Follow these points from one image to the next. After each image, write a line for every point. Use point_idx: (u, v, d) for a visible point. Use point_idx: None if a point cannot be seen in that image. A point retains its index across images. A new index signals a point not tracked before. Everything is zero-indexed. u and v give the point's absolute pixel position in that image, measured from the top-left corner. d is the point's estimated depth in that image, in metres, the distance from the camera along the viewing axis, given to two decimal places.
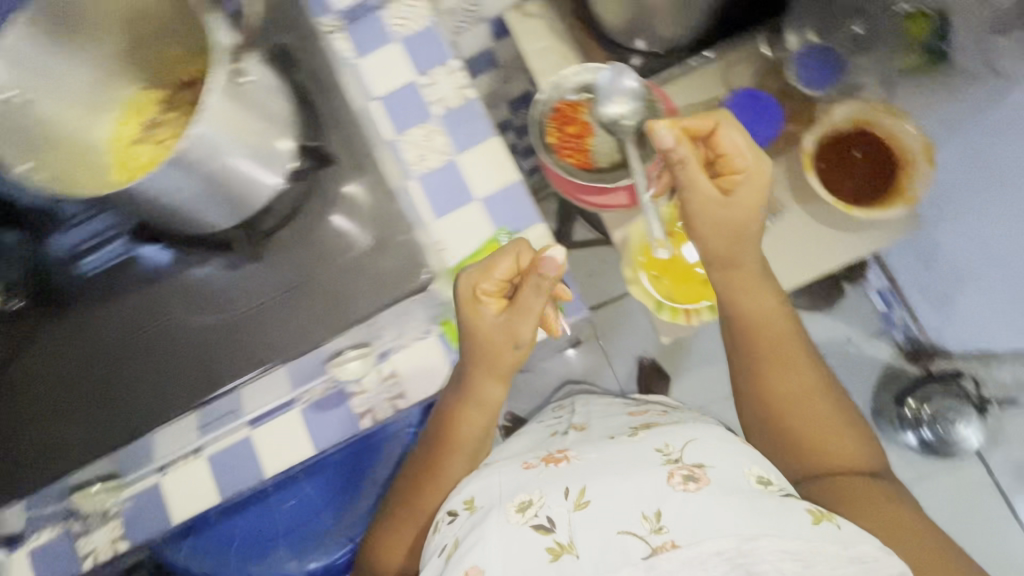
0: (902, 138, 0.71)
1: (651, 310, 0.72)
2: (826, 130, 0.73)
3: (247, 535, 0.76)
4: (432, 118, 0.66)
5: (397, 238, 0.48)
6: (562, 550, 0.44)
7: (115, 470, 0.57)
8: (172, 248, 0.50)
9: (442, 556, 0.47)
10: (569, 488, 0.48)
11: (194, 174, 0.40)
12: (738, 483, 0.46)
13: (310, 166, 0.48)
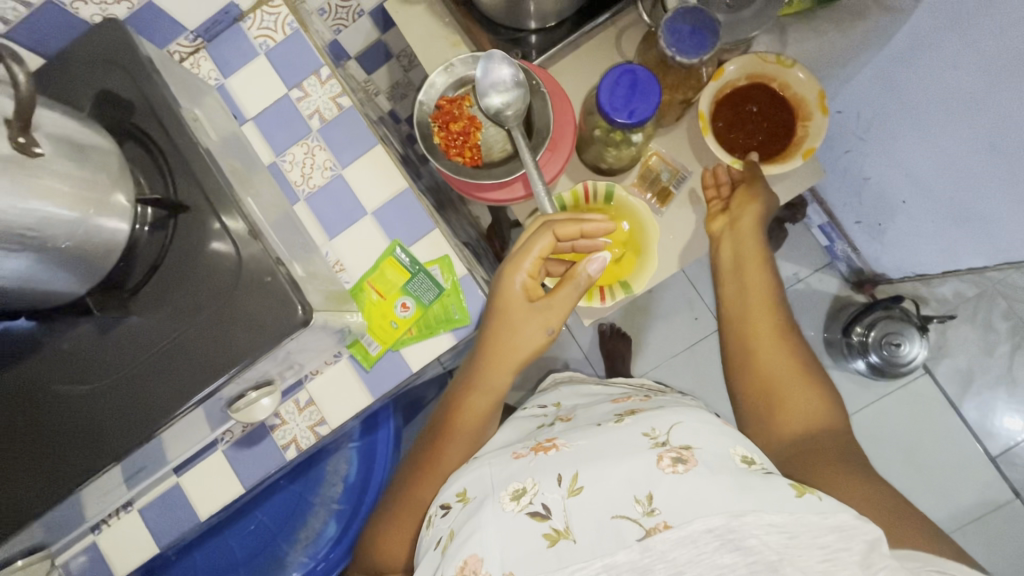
0: (795, 89, 0.69)
1: None
2: (721, 87, 0.70)
3: (209, 569, 0.77)
4: (311, 134, 0.63)
5: (266, 279, 0.46)
6: (558, 536, 0.46)
7: (40, 541, 0.56)
8: (34, 318, 0.47)
9: (438, 548, 0.51)
10: (561, 476, 0.50)
11: (16, 252, 0.37)
12: (727, 463, 0.48)
13: (167, 215, 0.47)
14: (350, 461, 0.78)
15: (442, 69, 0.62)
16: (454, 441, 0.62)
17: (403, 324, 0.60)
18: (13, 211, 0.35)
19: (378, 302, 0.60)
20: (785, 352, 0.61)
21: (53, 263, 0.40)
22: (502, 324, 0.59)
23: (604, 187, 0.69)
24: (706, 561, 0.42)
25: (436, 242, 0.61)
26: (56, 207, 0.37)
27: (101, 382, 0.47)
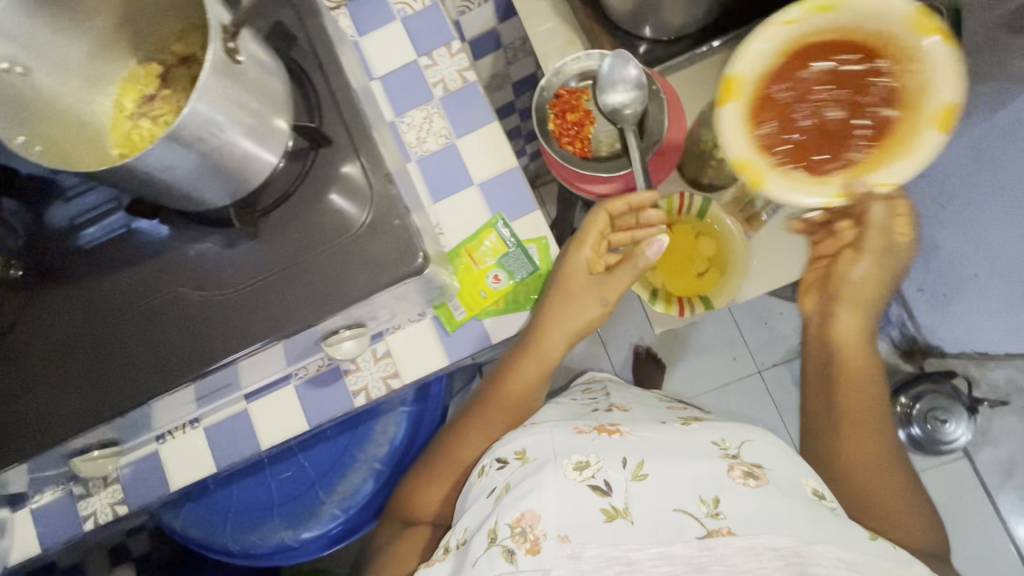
0: (857, 36, 0.48)
1: (645, 300, 0.72)
2: (747, 109, 0.49)
3: (242, 504, 0.78)
4: (433, 101, 0.66)
5: (392, 221, 0.48)
6: (617, 513, 0.49)
7: (115, 437, 0.58)
8: (170, 222, 0.50)
9: (492, 497, 0.54)
10: (627, 460, 0.53)
11: (190, 152, 0.39)
12: (797, 488, 0.51)
13: (310, 147, 0.49)
14: (397, 424, 0.79)
15: (571, 59, 0.64)
16: (496, 411, 0.67)
17: (491, 295, 0.61)
18: (204, 112, 0.37)
19: (471, 269, 0.62)
20: (871, 434, 0.62)
21: (214, 169, 0.42)
22: (559, 300, 0.63)
23: (701, 201, 0.70)
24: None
25: (537, 222, 0.63)
26: (234, 116, 0.40)
27: (217, 292, 0.49)
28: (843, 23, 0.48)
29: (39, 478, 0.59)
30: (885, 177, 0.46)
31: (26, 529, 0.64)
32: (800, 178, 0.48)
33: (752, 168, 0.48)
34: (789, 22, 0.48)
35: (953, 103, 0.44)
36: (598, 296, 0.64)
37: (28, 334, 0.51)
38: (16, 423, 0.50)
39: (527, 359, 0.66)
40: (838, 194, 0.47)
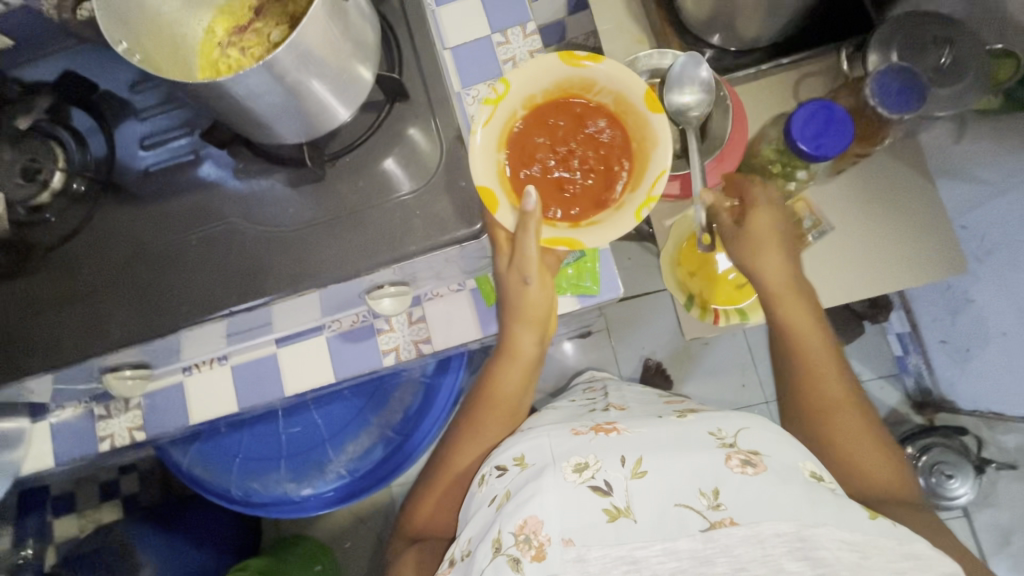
0: (536, 92, 0.57)
1: (680, 304, 0.76)
2: (500, 167, 0.55)
3: (250, 453, 0.78)
4: (501, 77, 0.66)
5: (458, 183, 0.49)
6: (619, 513, 0.48)
7: (149, 362, 0.58)
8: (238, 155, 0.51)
9: (494, 506, 0.53)
10: (626, 457, 0.51)
11: (281, 83, 0.40)
12: (796, 473, 0.49)
13: (387, 100, 0.50)
14: (413, 393, 0.79)
15: (646, 55, 0.68)
16: (495, 414, 0.65)
17: None
18: (303, 44, 0.38)
19: None
20: (848, 417, 0.60)
21: (298, 106, 0.43)
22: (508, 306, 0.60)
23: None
24: (773, 563, 0.43)
25: None
26: (328, 55, 0.40)
27: (274, 230, 0.50)
28: (516, 99, 0.56)
29: (66, 391, 0.59)
30: (657, 168, 0.53)
31: (42, 442, 0.65)
32: (612, 222, 0.54)
33: (567, 239, 0.54)
34: (491, 101, 0.55)
35: (647, 91, 0.55)
36: (520, 275, 0.56)
37: (82, 247, 0.52)
38: (60, 332, 0.51)
39: (511, 364, 0.64)
40: (648, 201, 0.52)
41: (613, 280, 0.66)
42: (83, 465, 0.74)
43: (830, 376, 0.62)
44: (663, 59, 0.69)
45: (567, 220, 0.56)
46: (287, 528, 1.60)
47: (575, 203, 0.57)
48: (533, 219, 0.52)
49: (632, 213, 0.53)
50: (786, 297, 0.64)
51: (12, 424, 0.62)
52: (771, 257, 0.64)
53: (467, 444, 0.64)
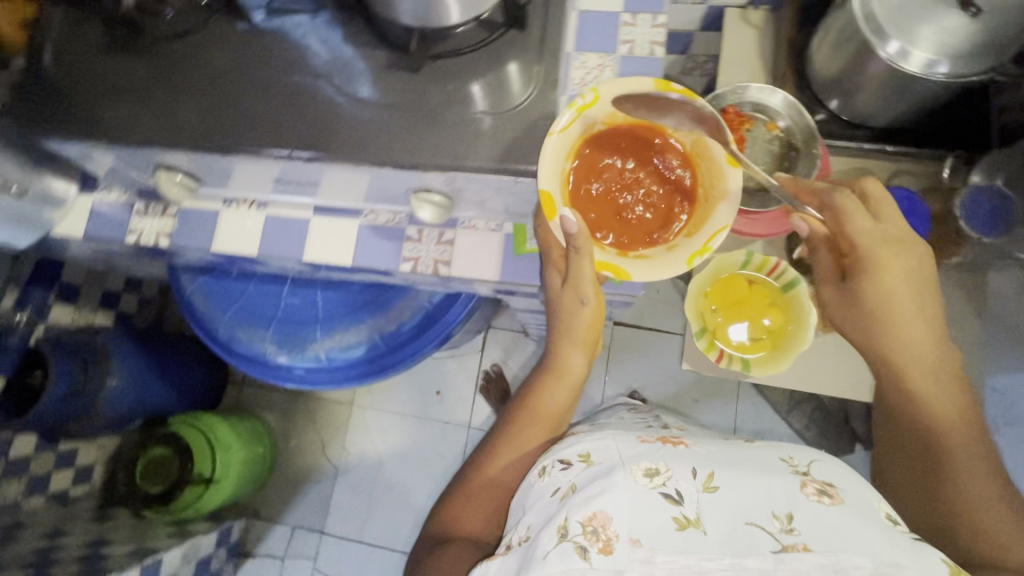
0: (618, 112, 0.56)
1: (692, 330, 0.78)
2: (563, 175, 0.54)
3: (247, 304, 0.81)
4: (614, 53, 0.66)
5: (541, 122, 0.51)
6: (689, 523, 0.53)
7: (197, 176, 0.61)
8: (354, 20, 0.54)
9: (559, 496, 0.59)
10: (696, 472, 0.57)
11: None
12: (871, 509, 0.54)
13: (505, 24, 0.52)
14: (412, 312, 0.80)
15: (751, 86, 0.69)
16: (534, 429, 0.75)
17: None
18: None
19: None
20: (956, 440, 0.62)
21: None
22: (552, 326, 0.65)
23: (793, 274, 0.73)
24: None
25: None
26: None
27: (361, 100, 0.52)
28: (601, 112, 0.55)
29: (120, 174, 0.63)
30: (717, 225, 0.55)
31: (81, 214, 0.69)
32: (662, 261, 0.55)
33: (614, 266, 0.55)
34: (575, 107, 0.52)
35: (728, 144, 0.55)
36: (577, 297, 0.60)
37: (192, 50, 0.55)
38: (138, 116, 0.54)
39: (556, 385, 0.73)
40: (701, 252, 0.55)
41: (637, 283, 0.69)
42: (100, 251, 0.78)
43: (934, 396, 0.63)
44: (771, 97, 0.69)
45: (617, 246, 0.57)
46: (245, 403, 1.65)
47: (629, 231, 0.58)
48: (583, 240, 0.53)
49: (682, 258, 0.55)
50: (908, 362, 0.63)
51: (60, 184, 0.66)
52: (889, 325, 0.63)
53: (497, 460, 0.74)
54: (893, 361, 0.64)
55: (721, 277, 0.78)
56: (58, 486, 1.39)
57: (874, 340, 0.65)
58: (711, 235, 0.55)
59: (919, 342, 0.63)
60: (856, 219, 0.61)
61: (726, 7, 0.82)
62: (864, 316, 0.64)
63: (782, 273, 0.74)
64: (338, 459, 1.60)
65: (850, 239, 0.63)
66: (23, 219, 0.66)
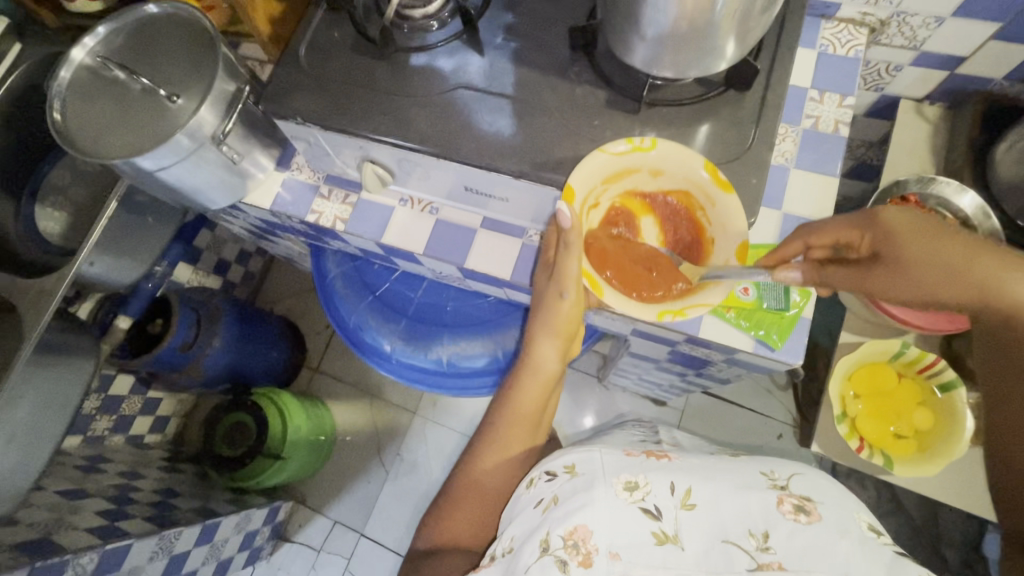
0: (666, 175, 0.56)
1: (834, 414, 0.77)
2: (588, 200, 0.55)
3: (387, 296, 0.87)
4: (797, 125, 0.67)
5: (752, 179, 0.54)
6: (667, 538, 0.52)
7: (391, 174, 0.66)
8: (577, 64, 0.59)
9: (542, 507, 0.59)
10: (676, 486, 0.56)
11: (679, 15, 0.44)
12: (850, 525, 0.52)
13: (723, 84, 0.56)
14: None
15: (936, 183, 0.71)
16: (516, 431, 0.71)
17: (733, 300, 0.61)
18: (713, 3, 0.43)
19: None
20: None
21: (680, 44, 0.48)
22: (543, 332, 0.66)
23: (950, 377, 0.74)
24: None
25: None
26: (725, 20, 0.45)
27: (578, 132, 0.56)
28: (648, 163, 0.55)
29: (322, 160, 0.70)
30: (703, 299, 0.53)
31: (270, 187, 0.77)
32: (637, 307, 0.53)
33: (592, 276, 0.55)
34: (631, 143, 0.54)
35: (744, 244, 0.52)
36: (558, 289, 0.60)
37: (427, 62, 0.61)
38: (368, 111, 0.60)
39: (534, 384, 0.70)
40: (674, 314, 0.53)
41: (796, 350, 0.61)
42: (268, 222, 0.84)
43: None
44: (960, 196, 0.71)
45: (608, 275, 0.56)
46: (313, 390, 1.68)
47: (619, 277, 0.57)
48: (574, 238, 0.54)
49: (656, 310, 0.53)
50: (973, 278, 0.42)
51: (264, 159, 0.74)
52: (928, 262, 0.43)
53: (493, 455, 0.70)
54: (970, 285, 0.43)
55: (870, 364, 0.79)
56: (137, 430, 1.45)
57: (929, 280, 0.43)
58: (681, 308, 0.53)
59: (943, 266, 0.43)
60: (827, 227, 0.50)
61: (903, 99, 0.82)
62: (867, 268, 0.46)
63: (937, 373, 0.75)
64: (390, 463, 1.60)
65: (842, 232, 0.49)
66: (229, 186, 0.73)
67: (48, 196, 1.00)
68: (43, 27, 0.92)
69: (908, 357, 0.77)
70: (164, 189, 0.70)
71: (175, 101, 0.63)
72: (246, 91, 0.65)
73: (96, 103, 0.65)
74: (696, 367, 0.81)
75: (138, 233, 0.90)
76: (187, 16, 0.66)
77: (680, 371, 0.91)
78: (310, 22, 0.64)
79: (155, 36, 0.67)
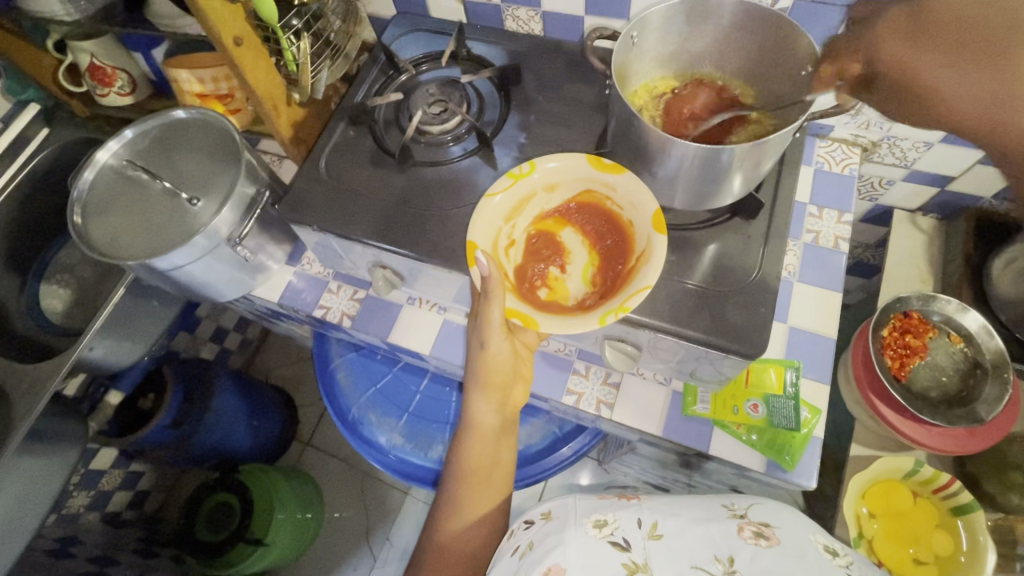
0: (562, 185, 0.58)
1: (851, 537, 0.74)
2: (498, 242, 0.55)
3: (388, 387, 0.86)
4: (799, 240, 0.69)
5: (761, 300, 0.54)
6: (637, 566, 0.52)
7: (402, 278, 0.67)
8: None
9: (518, 555, 0.59)
10: (642, 521, 0.58)
11: (688, 158, 0.47)
12: (806, 548, 0.54)
13: (728, 211, 0.58)
14: (543, 433, 0.86)
15: (940, 301, 0.71)
16: (475, 491, 0.66)
17: (743, 418, 0.61)
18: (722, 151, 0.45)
19: (743, 384, 0.62)
20: None
21: (690, 181, 0.50)
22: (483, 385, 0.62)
23: (966, 499, 0.72)
24: None
25: (823, 394, 0.62)
26: (734, 165, 0.47)
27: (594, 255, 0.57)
28: (542, 182, 0.57)
29: (335, 261, 0.71)
30: (642, 282, 0.50)
31: (279, 281, 0.77)
32: (575, 318, 0.51)
33: (524, 314, 0.52)
34: (512, 176, 0.57)
35: (655, 211, 0.52)
36: (484, 338, 0.57)
37: (442, 175, 0.63)
38: (383, 220, 0.61)
39: (477, 439, 0.66)
40: (616, 310, 0.49)
41: (809, 472, 0.59)
42: (273, 310, 0.84)
43: None
44: (963, 314, 0.70)
45: (537, 301, 0.54)
46: (303, 465, 1.62)
47: (553, 294, 0.55)
48: (493, 285, 0.52)
49: (598, 316, 0.50)
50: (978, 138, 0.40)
51: (276, 254, 0.75)
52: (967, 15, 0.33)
53: (454, 520, 0.66)
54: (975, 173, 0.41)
55: (883, 480, 0.76)
56: (113, 507, 1.38)
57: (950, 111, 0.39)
58: (618, 301, 0.50)
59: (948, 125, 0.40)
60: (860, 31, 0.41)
61: (897, 210, 0.85)
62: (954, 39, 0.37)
63: (952, 494, 0.73)
64: (378, 549, 1.51)
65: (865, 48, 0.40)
66: (238, 281, 0.74)
67: (55, 273, 1.02)
68: (72, 115, 0.96)
69: (921, 476, 0.75)
70: (174, 285, 0.70)
71: (195, 205, 0.65)
72: (265, 195, 0.67)
73: (117, 201, 0.67)
74: (704, 474, 0.79)
75: (140, 316, 0.90)
76: (212, 121, 0.69)
77: (685, 471, 0.89)
78: (331, 135, 0.67)
79: (180, 138, 0.69)
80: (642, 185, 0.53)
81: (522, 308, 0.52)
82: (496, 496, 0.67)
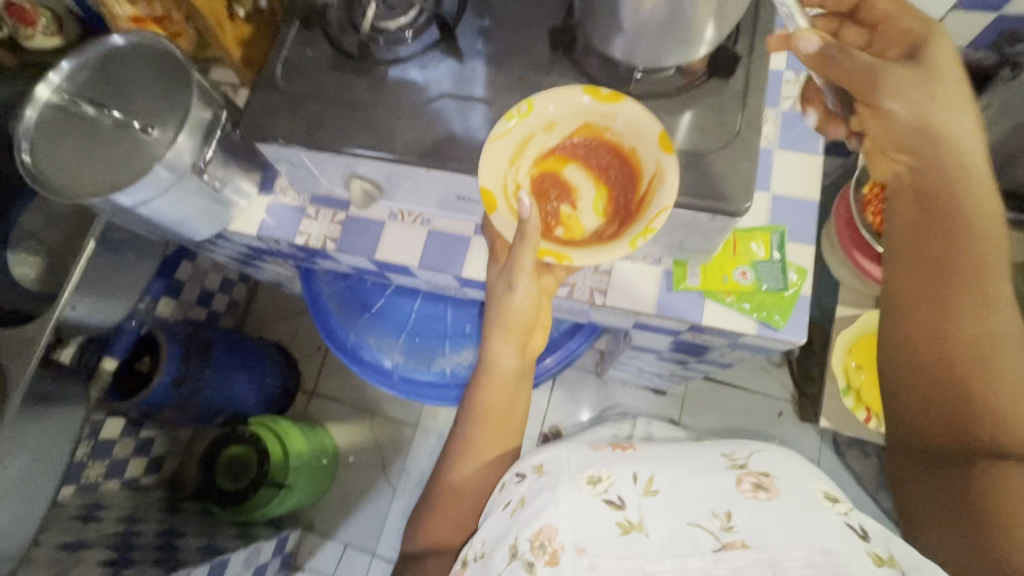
0: (560, 123, 0.55)
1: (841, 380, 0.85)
2: (507, 188, 0.54)
3: (383, 312, 0.86)
4: (777, 108, 0.68)
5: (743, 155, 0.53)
6: (632, 527, 0.52)
7: (379, 186, 0.65)
8: (563, 63, 0.59)
9: (509, 510, 0.58)
10: (638, 476, 0.57)
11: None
12: (804, 495, 0.54)
13: (706, 72, 0.56)
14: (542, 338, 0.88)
15: None
16: (490, 431, 0.67)
17: (732, 285, 0.62)
18: None
19: (731, 252, 0.63)
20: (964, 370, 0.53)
21: (661, 29, 0.48)
22: (502, 329, 0.64)
23: None
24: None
25: (809, 254, 0.63)
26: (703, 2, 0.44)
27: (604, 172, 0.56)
28: (539, 123, 0.55)
29: (312, 183, 0.69)
30: (662, 204, 0.50)
31: (254, 212, 0.75)
32: (607, 245, 0.52)
33: (556, 251, 0.53)
34: (509, 118, 0.53)
35: (660, 133, 0.52)
36: (512, 281, 0.58)
37: (407, 72, 0.60)
38: (352, 125, 0.59)
39: (494, 384, 0.67)
40: (644, 233, 0.49)
41: (798, 326, 0.62)
42: (253, 247, 0.82)
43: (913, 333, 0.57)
44: None
45: (558, 241, 0.54)
46: (311, 414, 1.65)
47: (570, 232, 0.55)
48: (531, 228, 0.51)
49: (627, 241, 0.51)
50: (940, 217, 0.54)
51: (245, 186, 0.72)
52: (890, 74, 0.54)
53: (465, 464, 0.67)
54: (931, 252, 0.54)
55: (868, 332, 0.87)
56: (132, 473, 1.41)
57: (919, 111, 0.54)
58: (642, 224, 0.51)
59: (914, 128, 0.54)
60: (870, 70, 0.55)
61: None
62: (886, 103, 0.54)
63: None
64: (395, 481, 1.57)
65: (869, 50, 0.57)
66: (210, 215, 0.71)
67: (21, 241, 0.98)
68: None
69: None
70: (144, 224, 0.68)
71: (151, 133, 0.62)
72: (224, 117, 0.64)
73: (67, 141, 0.63)
74: (700, 354, 0.81)
75: (116, 271, 0.87)
76: (156, 46, 0.65)
77: (680, 360, 0.92)
78: (285, 41, 0.63)
79: (122, 69, 0.65)
80: (644, 110, 0.53)
81: (555, 246, 0.53)
82: (510, 442, 0.69)
